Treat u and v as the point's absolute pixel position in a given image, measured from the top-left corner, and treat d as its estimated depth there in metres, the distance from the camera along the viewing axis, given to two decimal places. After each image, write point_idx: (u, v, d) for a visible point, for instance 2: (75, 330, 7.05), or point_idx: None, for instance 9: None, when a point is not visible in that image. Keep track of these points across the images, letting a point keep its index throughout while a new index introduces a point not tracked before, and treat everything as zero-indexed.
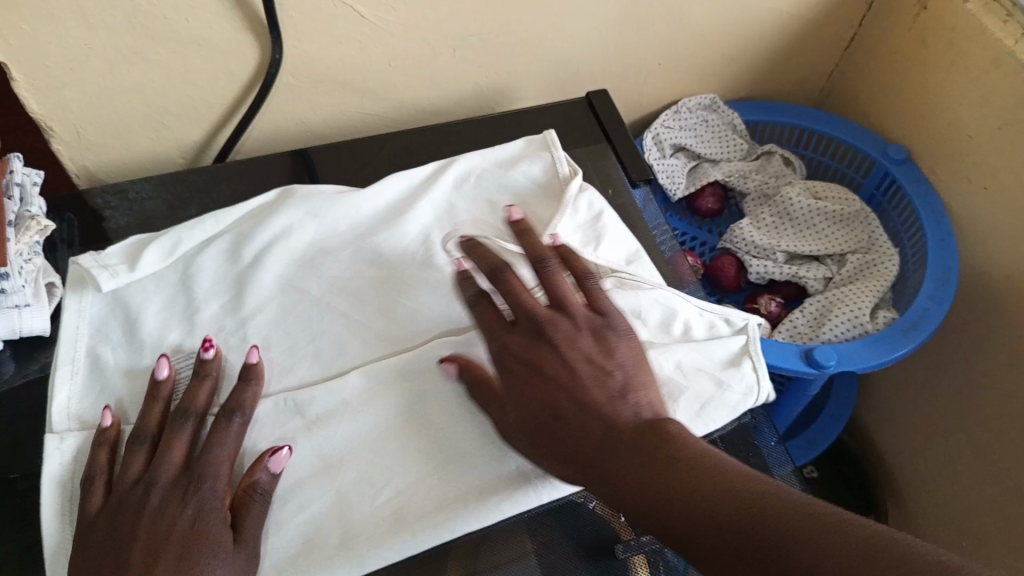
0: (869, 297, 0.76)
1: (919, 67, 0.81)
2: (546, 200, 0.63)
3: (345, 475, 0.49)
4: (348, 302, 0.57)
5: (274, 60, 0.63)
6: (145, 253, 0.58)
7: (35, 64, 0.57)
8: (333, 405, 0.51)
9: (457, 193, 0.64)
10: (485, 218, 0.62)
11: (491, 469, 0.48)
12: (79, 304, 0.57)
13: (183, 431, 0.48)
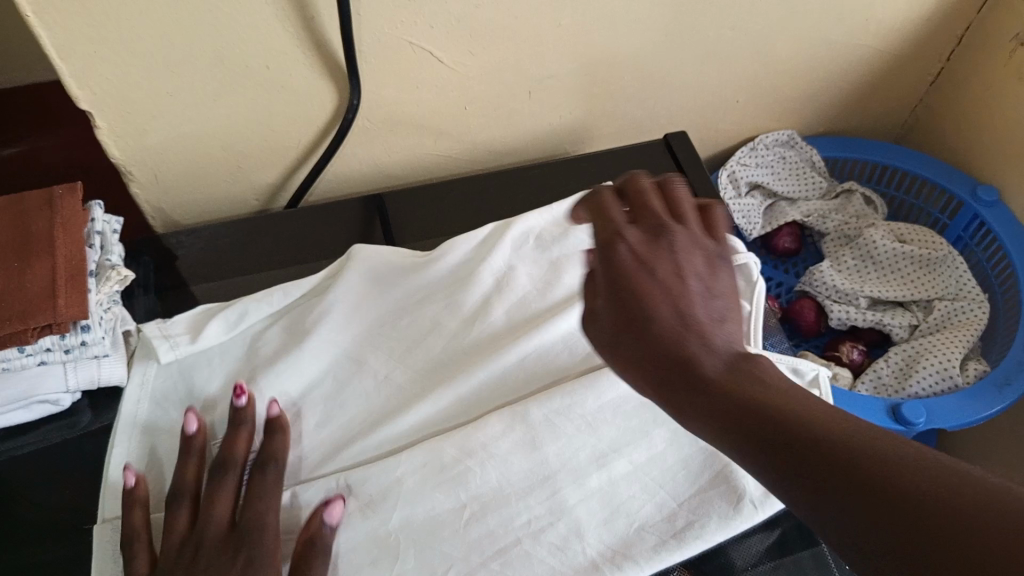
0: (958, 348, 0.72)
1: (1014, 104, 0.77)
2: None
3: (407, 561, 0.48)
4: (410, 375, 0.58)
5: (352, 105, 0.62)
6: (208, 326, 0.58)
7: (118, 112, 0.58)
8: (387, 486, 0.51)
9: (517, 256, 0.63)
10: (546, 285, 0.62)
11: (563, 559, 0.49)
12: (142, 376, 0.57)
13: (224, 486, 0.49)
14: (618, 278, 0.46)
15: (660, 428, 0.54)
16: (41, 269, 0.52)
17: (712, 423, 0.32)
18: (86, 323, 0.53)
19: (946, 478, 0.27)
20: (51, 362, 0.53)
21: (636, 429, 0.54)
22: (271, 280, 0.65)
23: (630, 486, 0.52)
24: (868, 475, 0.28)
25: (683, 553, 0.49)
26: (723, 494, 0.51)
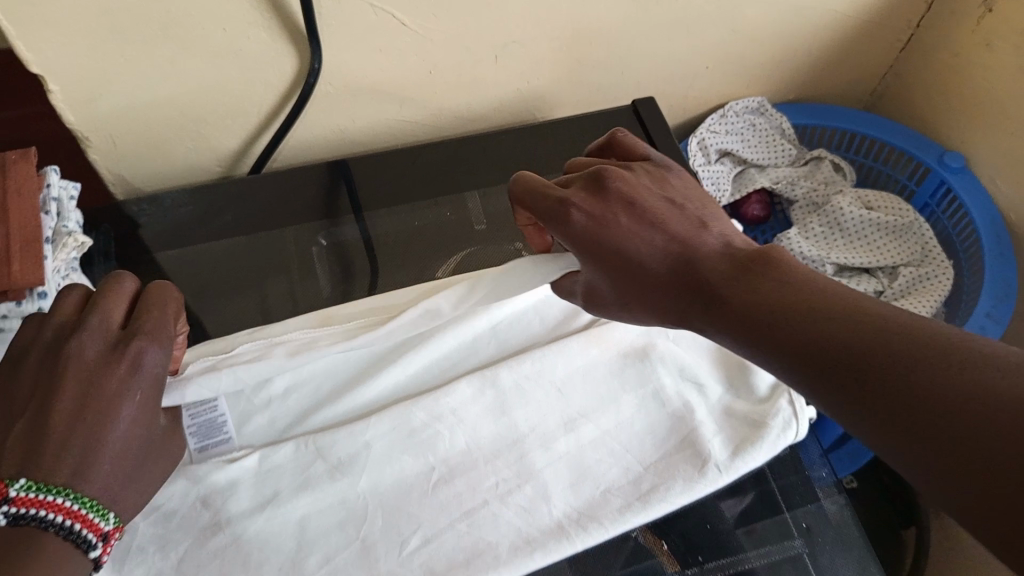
0: (921, 314, 0.73)
1: (981, 71, 0.78)
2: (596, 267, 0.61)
3: (372, 526, 0.49)
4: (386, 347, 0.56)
5: (313, 70, 0.61)
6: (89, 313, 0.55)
7: (71, 76, 0.56)
8: (357, 450, 0.51)
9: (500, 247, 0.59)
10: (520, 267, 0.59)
11: (528, 521, 0.50)
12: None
13: (89, 343, 0.38)
14: (655, 226, 0.44)
15: (629, 396, 0.55)
16: None
17: (813, 372, 0.34)
18: (42, 291, 0.52)
19: (987, 370, 0.29)
20: (8, 332, 0.52)
21: (604, 395, 0.55)
22: (234, 248, 0.64)
23: (598, 452, 0.53)
24: (965, 398, 0.29)
25: (648, 515, 0.50)
26: (687, 459, 0.52)
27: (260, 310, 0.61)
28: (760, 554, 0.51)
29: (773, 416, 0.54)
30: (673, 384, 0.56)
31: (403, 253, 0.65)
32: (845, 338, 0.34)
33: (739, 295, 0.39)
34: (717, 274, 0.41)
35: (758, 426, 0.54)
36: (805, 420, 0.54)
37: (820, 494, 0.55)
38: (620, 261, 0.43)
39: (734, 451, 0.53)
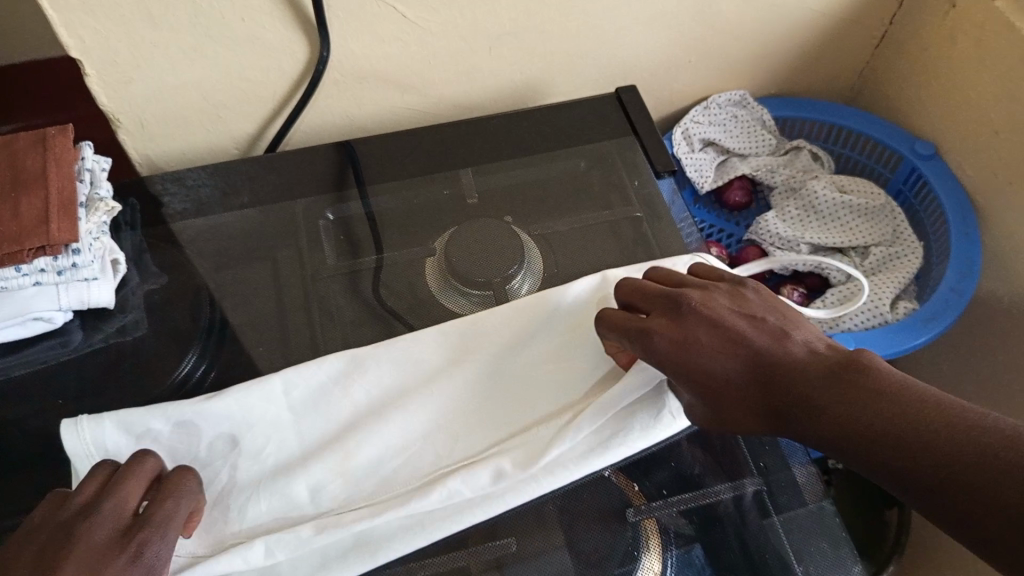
0: (888, 289, 0.78)
1: (948, 63, 0.83)
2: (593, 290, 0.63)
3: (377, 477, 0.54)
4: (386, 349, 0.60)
5: (322, 58, 0.67)
6: (106, 275, 0.61)
7: (106, 60, 0.63)
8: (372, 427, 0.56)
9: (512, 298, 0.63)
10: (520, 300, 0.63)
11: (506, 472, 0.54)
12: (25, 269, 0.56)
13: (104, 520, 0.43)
14: (731, 340, 0.48)
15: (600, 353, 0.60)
16: (35, 199, 0.57)
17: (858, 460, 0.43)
18: (76, 247, 0.58)
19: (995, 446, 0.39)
20: (45, 284, 0.58)
21: (576, 353, 0.60)
22: (249, 219, 0.71)
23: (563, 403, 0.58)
24: (978, 465, 0.39)
25: (607, 457, 0.55)
26: (644, 409, 0.57)
27: (272, 274, 0.68)
28: (717, 491, 0.56)
29: None
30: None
31: (403, 223, 0.71)
32: (885, 422, 0.42)
33: (816, 411, 0.44)
34: (797, 390, 0.45)
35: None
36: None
37: (784, 450, 0.59)
38: (698, 383, 0.48)
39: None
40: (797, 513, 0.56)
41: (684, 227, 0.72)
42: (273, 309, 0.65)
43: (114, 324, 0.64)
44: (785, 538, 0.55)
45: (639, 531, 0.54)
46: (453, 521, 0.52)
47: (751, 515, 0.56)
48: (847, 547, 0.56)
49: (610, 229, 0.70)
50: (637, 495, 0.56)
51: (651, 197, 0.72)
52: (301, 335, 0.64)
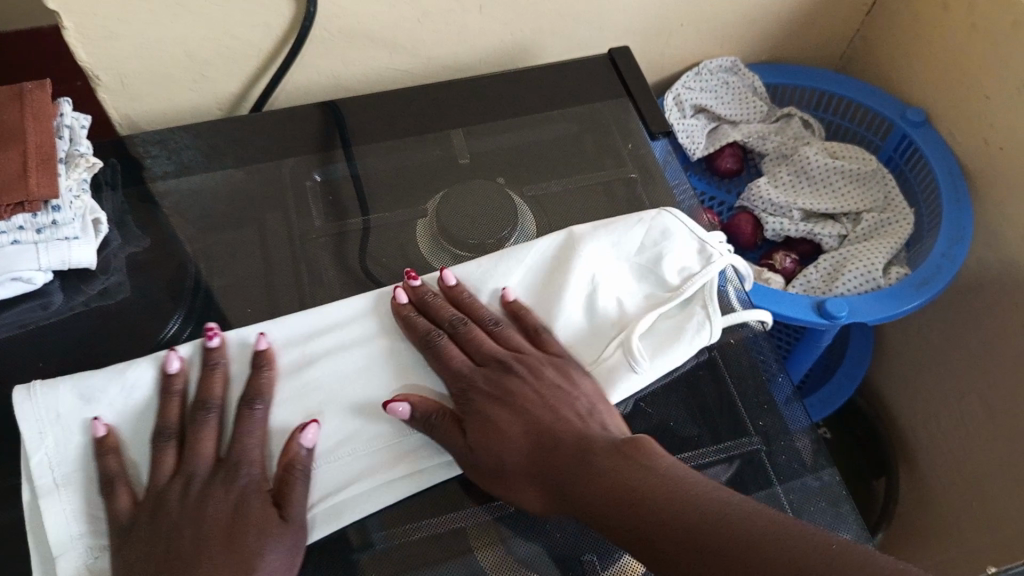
0: (881, 253, 0.77)
1: (939, 29, 0.83)
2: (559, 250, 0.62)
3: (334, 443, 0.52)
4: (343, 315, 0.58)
5: (309, 14, 0.66)
6: (87, 234, 0.59)
7: (84, 12, 0.61)
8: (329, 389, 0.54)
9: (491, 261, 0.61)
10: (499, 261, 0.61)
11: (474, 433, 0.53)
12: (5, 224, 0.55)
13: (207, 422, 0.51)
14: (519, 422, 0.52)
15: (572, 310, 0.59)
16: (12, 153, 0.55)
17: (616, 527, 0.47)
18: (56, 204, 0.56)
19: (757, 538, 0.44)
20: (24, 243, 0.56)
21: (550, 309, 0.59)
22: (234, 180, 0.69)
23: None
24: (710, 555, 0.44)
25: None
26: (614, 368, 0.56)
27: (259, 235, 0.66)
28: (720, 450, 0.56)
29: (689, 325, 0.58)
30: (610, 299, 0.59)
31: (392, 184, 0.70)
32: (648, 502, 0.46)
33: (574, 492, 0.48)
34: (564, 476, 0.49)
35: (677, 330, 0.58)
36: (718, 324, 0.59)
37: (783, 412, 0.59)
38: (497, 464, 0.50)
39: (657, 354, 0.57)
40: (796, 472, 0.56)
41: (680, 191, 0.71)
42: (261, 271, 0.64)
43: (97, 286, 0.62)
44: (783, 499, 0.54)
45: None
46: (429, 479, 0.51)
47: (751, 477, 0.55)
48: (847, 506, 0.55)
49: (603, 190, 0.70)
50: None
51: (644, 159, 0.72)
52: (290, 295, 0.62)
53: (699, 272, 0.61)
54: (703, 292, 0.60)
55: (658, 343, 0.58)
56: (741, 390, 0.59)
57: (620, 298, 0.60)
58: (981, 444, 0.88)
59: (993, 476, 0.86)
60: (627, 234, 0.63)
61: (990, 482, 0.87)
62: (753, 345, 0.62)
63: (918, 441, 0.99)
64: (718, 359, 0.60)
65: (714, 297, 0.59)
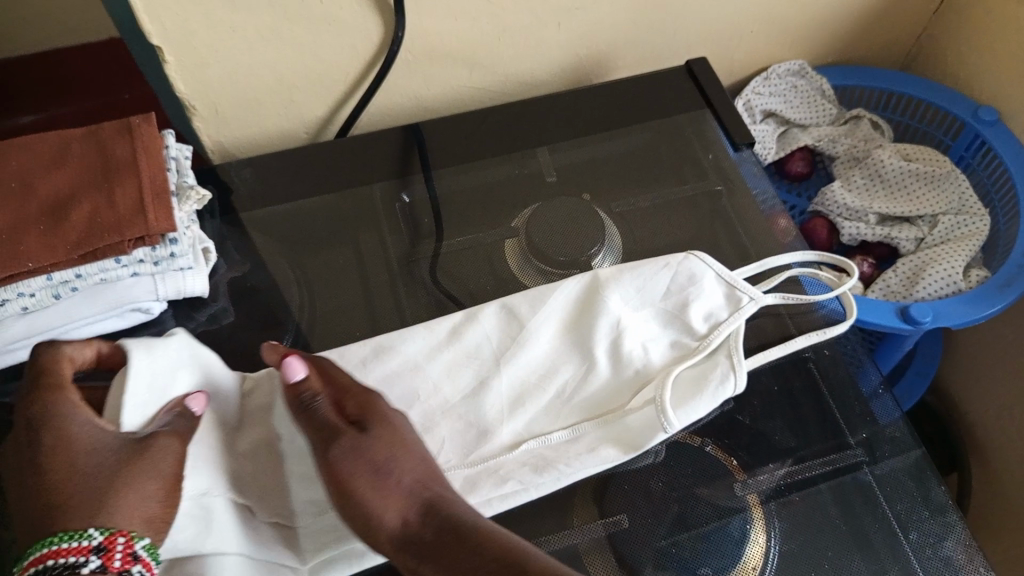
0: (960, 257, 0.78)
1: (1011, 27, 0.82)
2: (587, 292, 0.62)
3: None
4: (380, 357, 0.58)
5: (397, 37, 0.67)
6: (201, 263, 0.62)
7: (185, 45, 0.63)
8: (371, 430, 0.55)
9: (524, 298, 0.62)
10: (533, 299, 0.61)
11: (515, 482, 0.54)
12: (129, 258, 0.57)
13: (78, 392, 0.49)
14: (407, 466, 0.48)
15: (598, 356, 0.59)
16: (129, 187, 0.57)
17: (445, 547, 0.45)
18: (174, 237, 0.59)
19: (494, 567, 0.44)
20: (142, 274, 0.59)
21: (575, 355, 0.59)
22: (327, 203, 0.71)
23: (558, 407, 0.58)
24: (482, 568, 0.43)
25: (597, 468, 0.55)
26: (636, 421, 0.57)
27: (355, 256, 0.68)
28: (822, 462, 0.57)
29: (710, 373, 0.58)
30: (635, 343, 0.60)
31: (479, 204, 0.71)
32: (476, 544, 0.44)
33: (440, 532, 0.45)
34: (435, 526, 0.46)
35: (697, 382, 0.58)
36: (743, 374, 0.58)
37: (878, 417, 0.60)
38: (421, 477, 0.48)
39: (679, 404, 0.57)
40: (897, 480, 0.57)
41: (761, 193, 0.72)
42: (360, 292, 0.66)
43: (205, 312, 0.64)
44: (888, 508, 0.55)
45: (745, 503, 0.55)
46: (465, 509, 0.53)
47: (858, 487, 0.56)
48: (953, 514, 0.56)
49: (687, 204, 0.71)
50: (739, 469, 0.56)
51: (726, 171, 0.73)
52: (390, 316, 0.64)
53: (727, 320, 0.60)
54: (729, 341, 0.59)
55: (680, 393, 0.57)
56: (839, 399, 0.60)
57: (646, 343, 0.60)
58: None
59: None
60: (653, 278, 0.63)
61: None
62: (846, 354, 0.63)
63: (990, 437, 0.99)
64: (814, 369, 0.62)
65: (740, 345, 0.59)
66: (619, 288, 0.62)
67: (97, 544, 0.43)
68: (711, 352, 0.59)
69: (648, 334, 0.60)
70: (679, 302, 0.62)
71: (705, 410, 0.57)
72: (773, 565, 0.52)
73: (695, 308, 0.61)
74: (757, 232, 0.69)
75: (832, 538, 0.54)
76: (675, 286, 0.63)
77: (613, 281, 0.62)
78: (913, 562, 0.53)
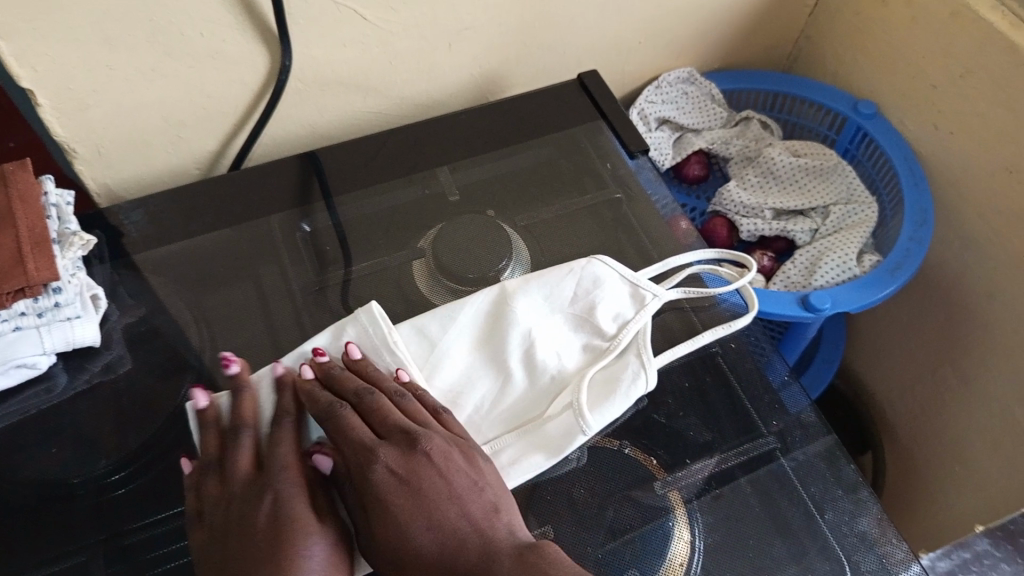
0: (853, 243, 0.81)
1: (879, 25, 0.87)
2: (502, 305, 0.62)
3: None
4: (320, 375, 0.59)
5: (285, 66, 0.66)
6: (93, 310, 0.59)
7: (60, 87, 0.60)
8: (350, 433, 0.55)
9: (436, 315, 0.61)
10: (446, 316, 0.61)
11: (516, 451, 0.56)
12: (9, 312, 0.55)
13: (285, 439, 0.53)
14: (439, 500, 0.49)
15: (513, 367, 0.59)
16: (5, 238, 0.54)
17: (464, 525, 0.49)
18: (57, 285, 0.56)
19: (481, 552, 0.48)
20: (25, 328, 0.56)
21: (489, 369, 0.59)
22: (224, 239, 0.69)
23: (475, 424, 0.57)
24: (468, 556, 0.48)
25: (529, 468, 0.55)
26: (557, 427, 0.56)
27: (258, 291, 0.66)
28: (737, 453, 0.58)
29: (621, 373, 0.59)
30: (547, 352, 0.60)
31: (383, 229, 0.70)
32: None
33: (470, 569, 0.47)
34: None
35: (611, 383, 0.58)
36: (654, 371, 0.59)
37: (784, 402, 0.61)
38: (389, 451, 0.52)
39: (594, 406, 0.57)
40: (810, 462, 0.58)
41: (659, 198, 0.73)
42: (265, 327, 0.64)
43: (100, 362, 0.61)
44: (803, 492, 0.57)
45: (667, 502, 0.55)
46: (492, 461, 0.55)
47: (775, 474, 0.57)
48: (865, 491, 0.57)
49: (590, 214, 0.72)
50: (659, 468, 0.57)
51: (625, 179, 0.74)
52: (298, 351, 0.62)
53: (633, 319, 0.62)
54: (638, 339, 0.61)
55: (596, 395, 0.58)
56: (748, 389, 0.62)
57: (560, 351, 0.60)
58: (957, 412, 0.93)
59: (970, 440, 0.92)
60: (559, 285, 0.64)
61: (968, 447, 0.92)
62: (753, 347, 0.65)
63: (896, 415, 1.04)
64: (723, 363, 0.63)
65: (648, 343, 0.60)
66: (528, 298, 0.62)
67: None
68: (621, 352, 0.60)
69: (558, 340, 0.61)
70: (587, 304, 0.63)
71: (621, 410, 0.58)
72: (698, 560, 0.53)
73: (603, 308, 0.62)
74: (659, 235, 0.70)
75: (752, 526, 0.55)
76: (582, 289, 0.64)
77: (522, 289, 0.62)
78: (832, 542, 0.54)
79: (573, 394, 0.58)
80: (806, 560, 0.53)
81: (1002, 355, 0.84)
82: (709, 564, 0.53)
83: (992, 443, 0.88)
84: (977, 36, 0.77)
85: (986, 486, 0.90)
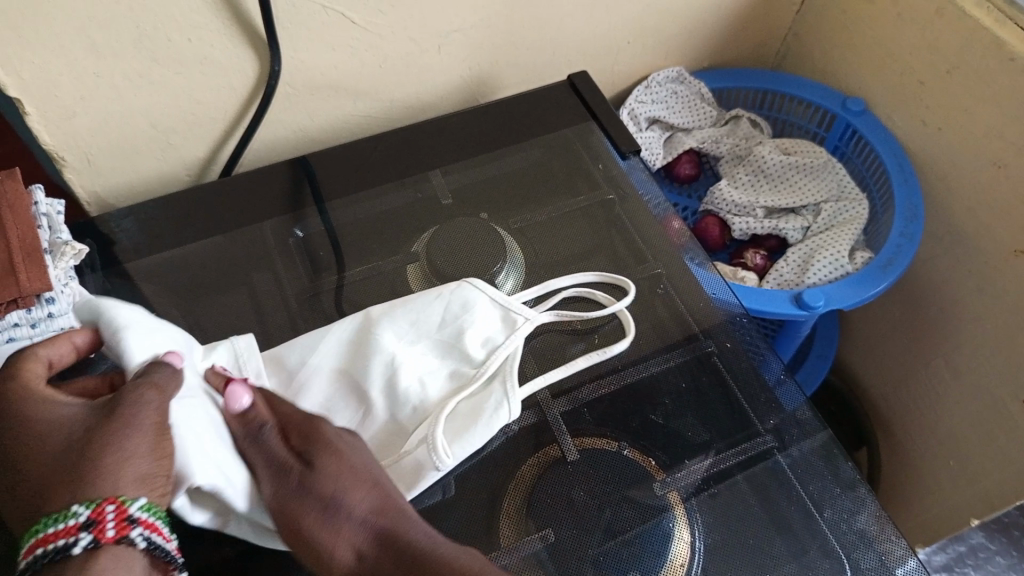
0: (844, 240, 0.82)
1: (863, 22, 0.88)
2: (362, 334, 0.61)
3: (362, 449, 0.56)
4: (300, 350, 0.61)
5: (274, 71, 0.66)
6: None
7: (47, 95, 0.60)
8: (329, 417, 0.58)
9: (297, 344, 0.61)
10: (308, 344, 0.60)
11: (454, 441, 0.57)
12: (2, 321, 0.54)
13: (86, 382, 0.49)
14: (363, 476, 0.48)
15: (375, 398, 0.58)
16: None
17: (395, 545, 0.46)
18: (50, 296, 0.56)
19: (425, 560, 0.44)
20: (18, 339, 0.55)
21: (351, 402, 0.58)
22: (218, 247, 0.68)
23: None
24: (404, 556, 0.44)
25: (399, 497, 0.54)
26: (412, 461, 0.55)
27: (252, 298, 0.66)
28: (735, 452, 0.58)
29: (484, 402, 0.58)
30: (409, 380, 0.59)
31: (377, 233, 0.70)
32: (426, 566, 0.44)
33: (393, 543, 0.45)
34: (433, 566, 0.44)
35: (472, 412, 0.57)
36: (516, 400, 0.58)
37: (779, 398, 0.61)
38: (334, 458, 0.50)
39: (453, 439, 0.56)
40: (807, 460, 0.58)
41: (651, 198, 0.73)
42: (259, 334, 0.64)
43: None
44: (802, 490, 0.57)
45: (667, 502, 0.55)
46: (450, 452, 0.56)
47: (775, 472, 0.57)
48: (864, 488, 0.57)
49: (584, 215, 0.72)
50: (657, 469, 0.57)
51: (617, 180, 0.74)
52: None
53: (503, 344, 0.61)
54: (504, 367, 0.60)
55: (455, 426, 0.57)
56: (744, 388, 0.62)
57: (422, 378, 0.59)
58: (948, 406, 0.94)
59: (963, 433, 0.92)
60: (425, 311, 0.63)
61: (962, 440, 0.93)
62: (747, 344, 0.64)
63: (890, 410, 1.05)
64: (718, 362, 0.63)
65: (513, 371, 0.59)
66: (394, 324, 0.61)
67: (86, 520, 0.38)
68: (484, 380, 0.59)
69: (420, 367, 0.60)
70: (452, 331, 0.62)
71: (482, 439, 0.57)
72: (698, 560, 0.53)
73: (471, 332, 0.62)
74: (652, 237, 0.70)
75: (751, 524, 0.55)
76: (450, 313, 0.63)
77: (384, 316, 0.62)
78: (832, 539, 0.55)
79: (428, 429, 0.56)
80: (806, 556, 0.54)
81: (993, 347, 0.85)
82: (710, 562, 0.53)
83: (985, 435, 0.89)
84: (962, 31, 0.77)
85: (982, 477, 0.91)
